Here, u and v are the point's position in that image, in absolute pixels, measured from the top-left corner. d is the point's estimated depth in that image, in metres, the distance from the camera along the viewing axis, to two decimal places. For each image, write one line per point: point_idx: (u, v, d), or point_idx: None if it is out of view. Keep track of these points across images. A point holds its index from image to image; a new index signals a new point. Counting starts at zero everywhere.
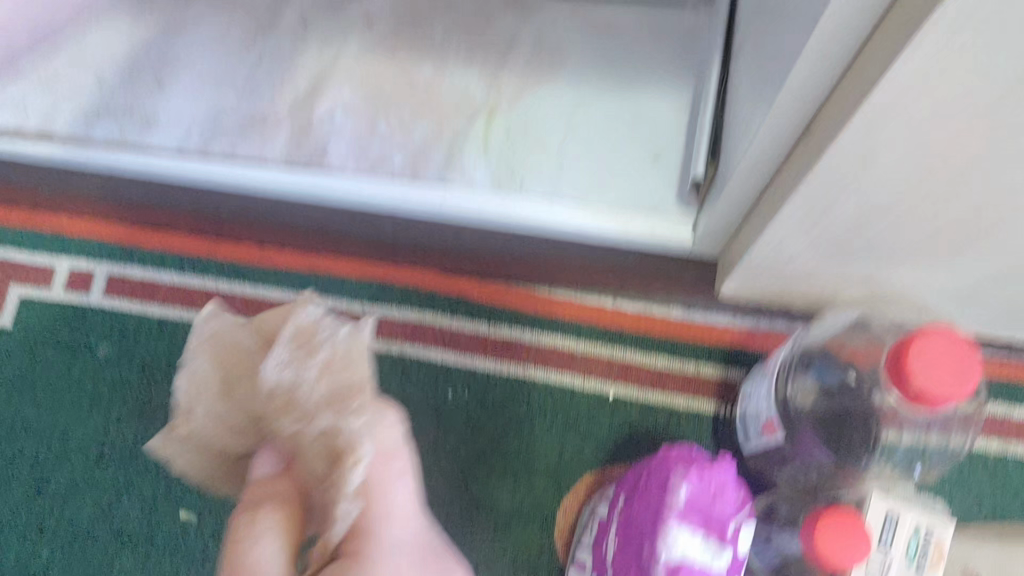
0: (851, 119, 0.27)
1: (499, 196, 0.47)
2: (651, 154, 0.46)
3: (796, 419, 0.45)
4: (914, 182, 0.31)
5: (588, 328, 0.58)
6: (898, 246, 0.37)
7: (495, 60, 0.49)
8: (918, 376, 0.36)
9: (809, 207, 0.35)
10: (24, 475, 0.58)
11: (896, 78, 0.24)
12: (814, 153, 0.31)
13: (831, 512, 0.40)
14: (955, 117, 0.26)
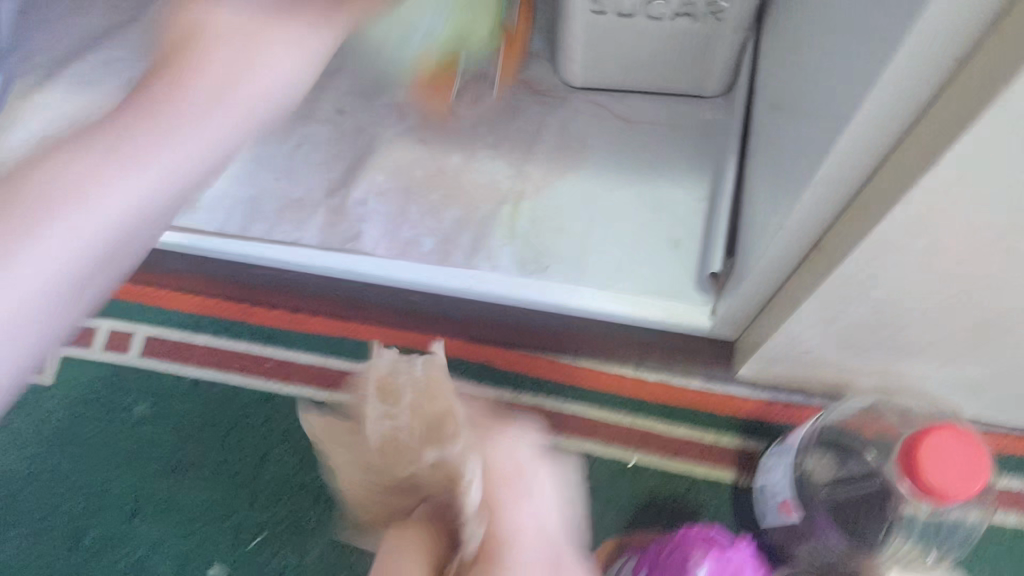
0: (876, 226, 0.28)
1: (526, 281, 0.47)
2: (671, 242, 0.48)
3: (811, 504, 0.46)
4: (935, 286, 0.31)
5: (608, 396, 0.59)
6: (914, 343, 0.38)
7: (520, 150, 0.51)
8: (931, 472, 0.35)
9: (829, 305, 0.36)
10: (63, 526, 0.60)
11: (921, 192, 0.25)
12: (837, 257, 0.32)
13: None
14: (979, 230, 0.26)
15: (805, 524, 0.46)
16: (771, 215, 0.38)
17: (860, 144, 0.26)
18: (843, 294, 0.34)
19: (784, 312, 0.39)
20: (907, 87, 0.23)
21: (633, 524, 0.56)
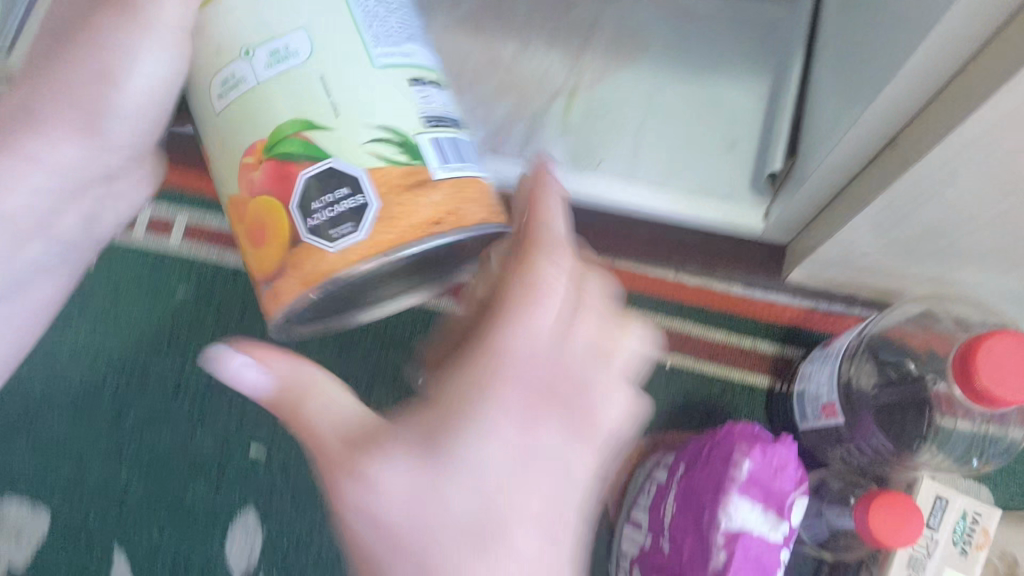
0: (957, 127, 0.27)
1: (577, 173, 0.47)
2: (725, 141, 0.46)
3: (857, 403, 0.46)
4: (1007, 195, 0.30)
5: (650, 298, 0.60)
6: (976, 254, 0.37)
7: (576, 36, 0.48)
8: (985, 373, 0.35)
9: (892, 210, 0.35)
10: (106, 402, 0.62)
11: (1012, 92, 0.24)
12: (908, 160, 0.31)
13: (886, 496, 0.41)
14: None
15: (846, 426, 0.46)
16: (839, 115, 0.36)
17: (956, 34, 0.25)
18: (908, 198, 0.33)
19: (839, 216, 0.39)
20: None
21: (660, 428, 0.58)
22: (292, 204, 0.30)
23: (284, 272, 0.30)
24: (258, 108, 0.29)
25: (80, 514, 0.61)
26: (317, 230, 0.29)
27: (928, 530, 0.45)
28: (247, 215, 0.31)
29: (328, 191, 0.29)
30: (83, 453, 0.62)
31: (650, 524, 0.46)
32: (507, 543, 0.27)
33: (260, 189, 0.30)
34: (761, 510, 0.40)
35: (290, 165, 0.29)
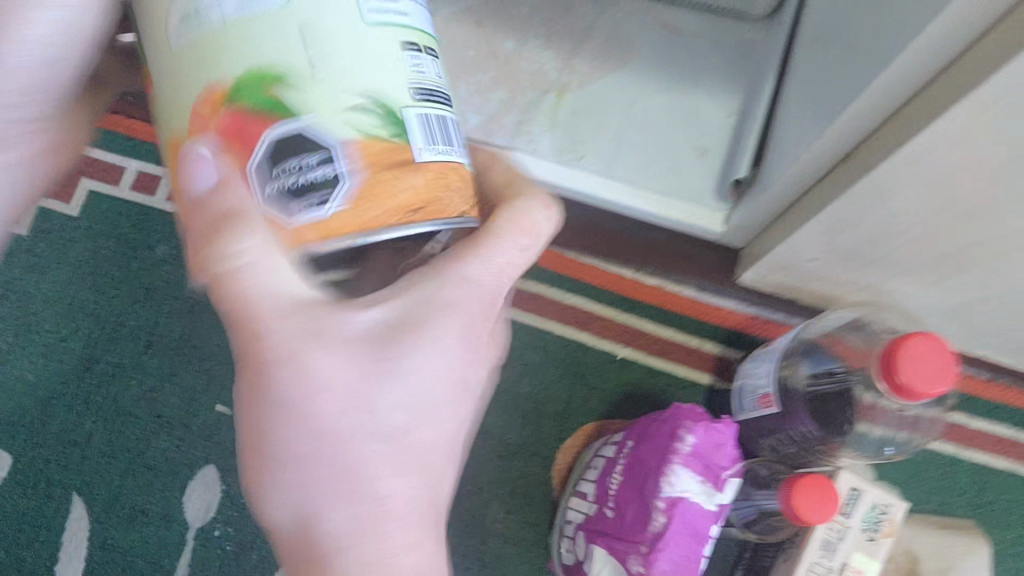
0: (900, 148, 0.32)
1: (559, 166, 0.51)
2: (696, 151, 0.51)
3: (790, 395, 0.49)
4: (934, 213, 0.36)
5: (609, 294, 0.65)
6: (904, 266, 0.43)
7: (571, 41, 0.53)
8: (920, 362, 0.40)
9: (837, 220, 0.40)
10: (76, 351, 0.63)
11: (947, 121, 0.29)
12: (855, 175, 0.36)
13: (810, 477, 0.46)
14: (983, 160, 0.31)
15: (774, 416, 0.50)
16: (800, 133, 0.42)
17: (905, 71, 0.30)
18: (853, 206, 0.38)
19: (791, 223, 0.44)
20: (957, 30, 0.27)
21: (610, 414, 0.63)
22: (259, 160, 0.26)
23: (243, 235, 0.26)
24: (216, 44, 0.25)
25: (41, 458, 0.62)
26: (286, 194, 0.26)
27: (844, 515, 0.51)
28: (193, 161, 0.26)
29: (298, 154, 0.25)
30: (47, 399, 0.63)
31: (597, 498, 0.50)
32: (416, 440, 0.30)
33: (212, 133, 0.26)
34: (701, 481, 0.44)
35: (240, 110, 0.25)
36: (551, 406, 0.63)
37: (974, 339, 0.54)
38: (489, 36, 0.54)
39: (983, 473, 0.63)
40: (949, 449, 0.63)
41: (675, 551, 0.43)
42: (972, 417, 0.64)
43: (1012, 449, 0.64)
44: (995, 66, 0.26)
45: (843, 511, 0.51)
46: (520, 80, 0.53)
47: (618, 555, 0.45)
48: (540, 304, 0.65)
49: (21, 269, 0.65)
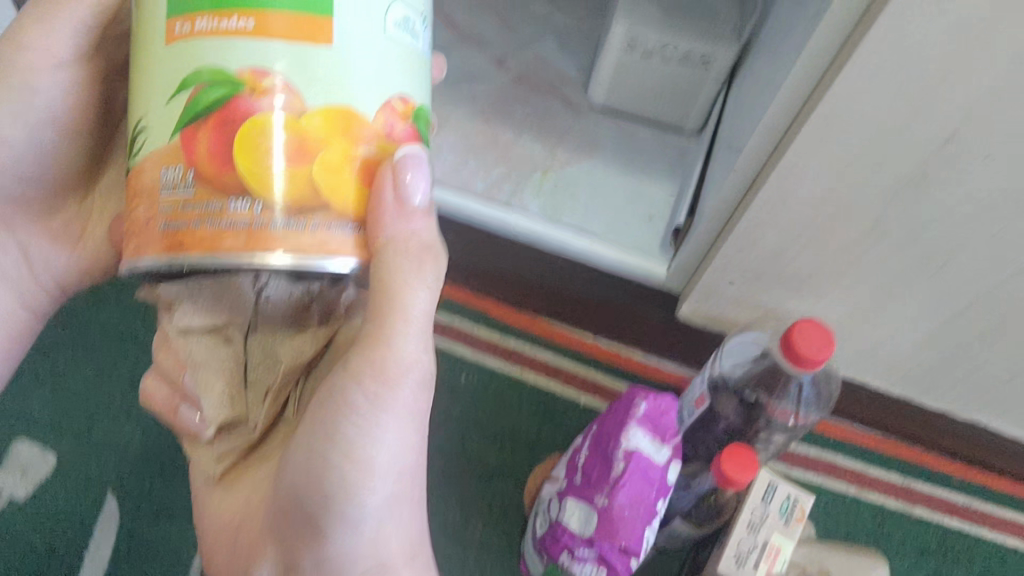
0: (782, 160, 0.50)
1: (543, 220, 0.68)
2: (646, 218, 0.69)
3: (725, 415, 0.64)
4: (811, 218, 0.53)
5: (574, 352, 0.77)
6: (797, 280, 0.60)
7: (555, 138, 0.72)
8: (807, 349, 0.54)
9: (747, 235, 0.57)
10: (123, 371, 0.74)
11: (807, 132, 0.47)
12: (756, 193, 0.54)
13: (735, 454, 0.58)
14: (834, 164, 0.48)
15: (709, 409, 0.65)
16: (720, 182, 0.60)
17: (780, 108, 0.48)
18: (758, 219, 0.56)
19: (715, 250, 0.61)
20: (805, 68, 0.45)
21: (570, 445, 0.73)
22: (395, 172, 0.34)
23: (349, 225, 0.32)
24: (394, 63, 0.32)
25: (80, 459, 0.70)
26: (400, 212, 0.35)
27: (761, 504, 0.62)
28: (323, 140, 0.31)
29: (416, 177, 0.35)
30: (91, 410, 0.72)
31: (565, 474, 0.62)
32: (411, 484, 0.43)
33: (372, 133, 0.32)
34: (650, 438, 0.57)
35: (400, 121, 0.33)
36: (524, 436, 0.74)
37: (859, 369, 0.70)
38: (494, 129, 0.72)
39: (880, 511, 0.75)
40: (850, 490, 0.75)
41: (633, 487, 0.55)
42: (873, 466, 0.76)
43: (901, 492, 0.76)
44: (827, 87, 0.44)
45: (760, 502, 0.63)
46: (516, 159, 0.71)
47: (587, 498, 0.57)
48: (517, 358, 0.77)
49: (83, 303, 0.76)
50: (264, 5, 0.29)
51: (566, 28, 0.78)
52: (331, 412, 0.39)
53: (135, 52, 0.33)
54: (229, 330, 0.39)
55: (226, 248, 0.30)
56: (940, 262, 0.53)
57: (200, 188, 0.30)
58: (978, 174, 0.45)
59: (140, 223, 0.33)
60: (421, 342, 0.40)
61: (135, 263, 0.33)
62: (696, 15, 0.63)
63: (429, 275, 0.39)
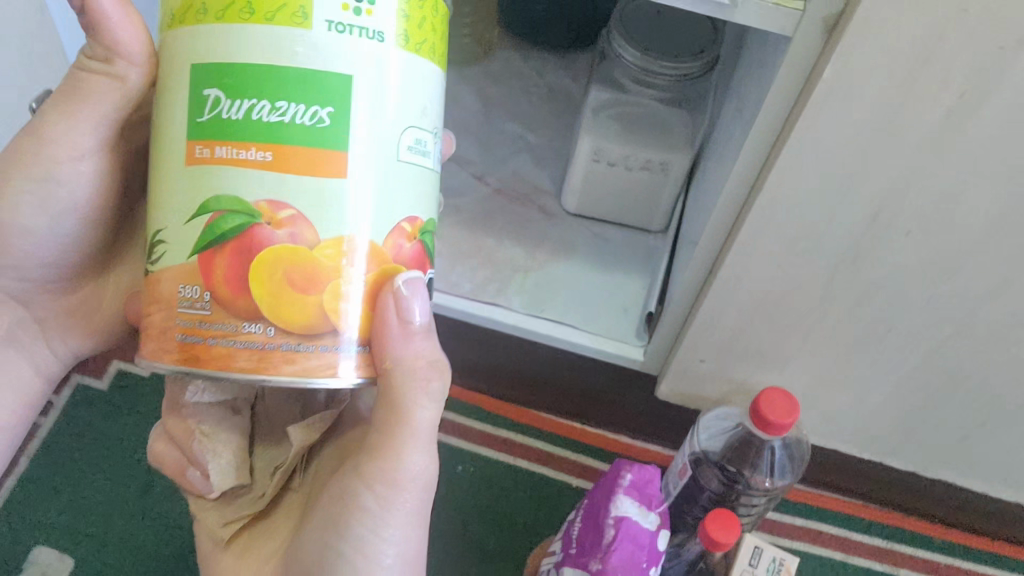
0: (738, 241, 0.58)
1: (528, 315, 0.75)
2: (622, 308, 0.76)
3: (707, 488, 0.69)
4: (768, 290, 0.61)
5: (564, 438, 0.83)
6: (762, 348, 0.67)
7: (535, 241, 0.80)
8: (773, 416, 0.60)
9: (714, 310, 0.65)
10: (138, 477, 0.77)
11: (756, 215, 0.55)
12: (719, 272, 0.61)
13: (720, 519, 0.63)
14: (782, 241, 0.57)
15: (693, 481, 0.70)
16: (686, 268, 0.67)
17: (732, 196, 0.57)
18: (723, 295, 0.63)
19: (688, 327, 0.68)
20: (749, 162, 0.53)
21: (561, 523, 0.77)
22: (398, 294, 0.34)
23: (358, 347, 0.34)
24: (404, 188, 0.33)
25: (98, 561, 0.73)
26: (404, 337, 0.36)
27: (749, 568, 0.65)
28: (334, 268, 0.32)
29: (422, 301, 0.36)
30: (106, 516, 0.75)
31: (561, 546, 0.66)
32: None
33: (381, 258, 0.33)
34: (637, 504, 0.62)
35: (410, 241, 0.34)
36: (519, 520, 0.78)
37: (826, 434, 0.76)
38: (479, 234, 0.80)
39: (867, 574, 0.79)
40: (837, 555, 0.79)
41: (625, 551, 0.60)
42: (851, 530, 0.80)
43: (886, 555, 0.80)
44: (769, 176, 0.52)
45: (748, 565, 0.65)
46: (501, 261, 0.78)
47: (582, 565, 0.61)
48: (511, 446, 0.82)
49: (97, 415, 0.80)
50: (280, 138, 0.31)
51: (538, 144, 0.86)
52: (347, 516, 0.42)
53: (150, 166, 0.34)
54: (238, 404, 0.46)
55: (240, 368, 0.31)
56: (883, 326, 0.61)
57: (217, 307, 0.32)
58: (901, 247, 0.54)
59: (155, 328, 0.33)
60: (427, 452, 0.42)
61: (150, 367, 0.34)
62: (653, 127, 0.72)
63: (436, 390, 0.41)
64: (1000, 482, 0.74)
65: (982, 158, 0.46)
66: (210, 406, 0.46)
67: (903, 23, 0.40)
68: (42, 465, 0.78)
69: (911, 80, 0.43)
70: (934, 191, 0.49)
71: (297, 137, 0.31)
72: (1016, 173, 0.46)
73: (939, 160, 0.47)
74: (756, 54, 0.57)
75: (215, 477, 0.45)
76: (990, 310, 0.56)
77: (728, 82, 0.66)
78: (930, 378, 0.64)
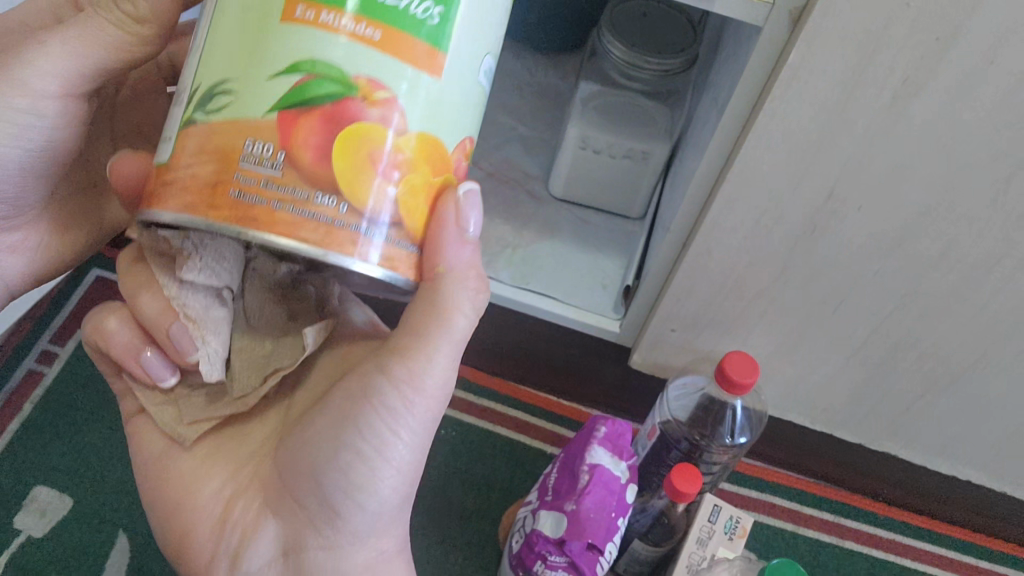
0: (708, 217, 0.64)
1: (514, 287, 0.81)
2: (602, 285, 0.82)
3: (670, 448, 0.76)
4: (734, 265, 0.68)
5: (540, 409, 0.88)
6: (727, 319, 0.73)
7: (522, 222, 0.86)
8: (737, 378, 0.66)
9: (686, 281, 0.71)
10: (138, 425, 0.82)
11: (725, 193, 0.62)
12: (691, 245, 0.68)
13: (685, 471, 0.69)
14: (748, 218, 0.63)
15: (660, 438, 0.76)
16: (660, 245, 0.74)
17: (704, 176, 0.63)
18: (694, 267, 0.69)
19: (663, 297, 0.75)
20: (720, 144, 0.60)
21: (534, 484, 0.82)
22: (458, 205, 0.38)
23: (411, 245, 0.36)
24: (473, 104, 0.36)
25: (94, 502, 0.77)
26: (457, 242, 0.39)
27: (708, 522, 0.71)
28: (416, 165, 0.34)
29: (471, 215, 0.39)
30: (107, 460, 0.79)
31: (538, 491, 0.72)
32: (410, 480, 0.47)
33: (447, 165, 0.36)
34: (610, 454, 0.68)
35: (465, 158, 0.38)
36: (498, 482, 0.83)
37: (784, 404, 0.83)
38: None
39: (814, 543, 0.85)
40: (787, 526, 0.85)
41: (597, 495, 0.66)
42: (803, 505, 0.87)
43: (832, 527, 0.86)
44: (738, 157, 0.59)
45: (708, 521, 0.72)
46: (490, 238, 0.84)
47: (557, 506, 0.67)
48: (490, 414, 0.87)
49: (102, 368, 0.85)
50: (393, 20, 0.32)
51: (529, 135, 0.93)
52: (369, 413, 0.44)
53: (215, 19, 0.34)
54: (225, 292, 0.45)
55: (303, 238, 0.32)
56: (836, 300, 0.68)
57: (287, 171, 0.32)
58: (854, 222, 0.60)
59: (195, 181, 0.33)
60: (452, 360, 0.44)
61: (185, 224, 0.33)
62: (635, 119, 0.79)
63: (474, 303, 0.43)
64: (940, 455, 0.81)
65: (922, 139, 0.53)
66: (199, 288, 0.44)
67: (854, 15, 0.47)
68: (45, 412, 0.82)
69: (862, 65, 0.50)
70: (882, 169, 0.56)
71: (409, 24, 0.32)
72: (950, 154, 0.53)
73: (886, 141, 0.54)
74: (731, 51, 0.64)
75: (205, 366, 0.43)
76: (931, 284, 0.63)
77: (707, 79, 0.72)
78: (878, 350, 0.71)
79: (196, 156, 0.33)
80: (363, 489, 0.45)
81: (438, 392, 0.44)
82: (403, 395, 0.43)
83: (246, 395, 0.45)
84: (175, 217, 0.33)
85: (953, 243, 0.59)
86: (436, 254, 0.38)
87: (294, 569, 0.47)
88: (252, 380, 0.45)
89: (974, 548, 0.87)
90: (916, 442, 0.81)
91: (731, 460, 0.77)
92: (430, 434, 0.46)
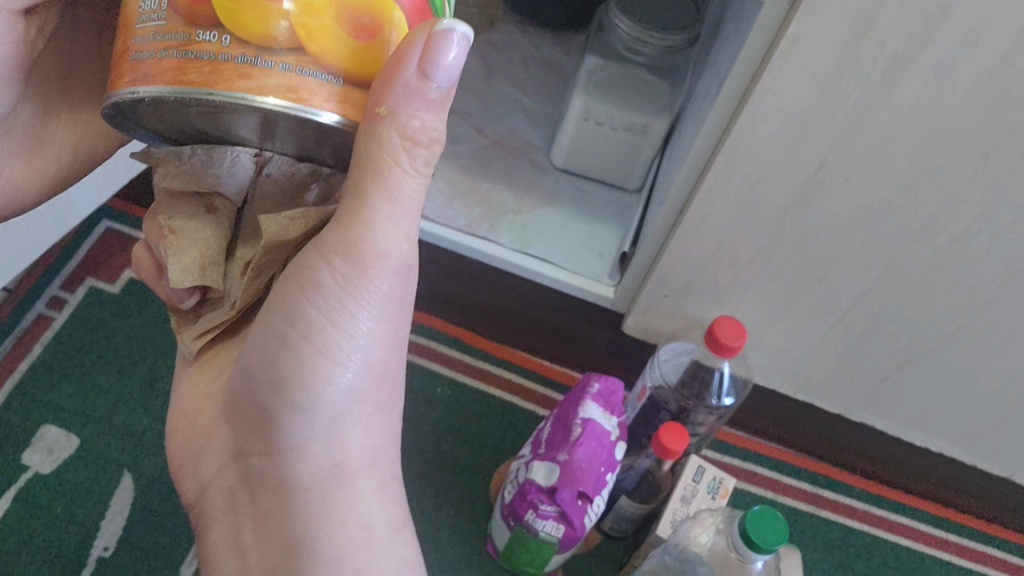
0: (703, 184, 0.67)
1: (515, 251, 0.83)
2: (599, 254, 0.85)
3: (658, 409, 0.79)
4: (726, 232, 0.71)
5: (532, 372, 0.91)
6: (717, 286, 0.77)
7: (522, 191, 0.89)
8: (726, 340, 0.69)
9: (680, 247, 0.74)
10: (144, 372, 0.84)
11: (721, 162, 0.65)
12: (686, 213, 0.71)
13: (672, 429, 0.71)
14: (741, 187, 0.66)
15: (650, 400, 0.79)
16: (657, 214, 0.76)
17: (701, 148, 0.66)
18: (688, 234, 0.73)
19: (657, 265, 0.78)
20: (717, 117, 0.63)
21: (526, 443, 0.85)
22: (427, 45, 0.38)
23: (329, 75, 0.37)
24: None
25: (101, 443, 0.79)
26: (411, 89, 0.40)
27: (693, 481, 0.75)
28: None
29: (449, 58, 0.39)
30: (116, 402, 0.82)
31: (531, 446, 0.75)
32: (356, 375, 0.48)
33: None
34: (602, 409, 0.71)
35: None
36: (491, 440, 0.86)
37: (768, 372, 0.86)
38: (473, 179, 0.88)
39: (792, 512, 0.88)
40: (766, 493, 0.89)
41: (588, 446, 0.69)
42: (782, 473, 0.90)
43: (810, 496, 0.90)
44: (735, 129, 0.62)
45: (692, 479, 0.75)
46: (491, 204, 0.87)
47: (550, 456, 0.70)
48: (484, 375, 0.90)
49: (110, 315, 0.87)
50: None
51: (532, 107, 0.95)
52: (303, 297, 0.46)
53: None
54: (217, 203, 0.50)
55: (190, 81, 0.36)
56: (822, 269, 0.71)
57: (170, 16, 0.37)
58: (842, 193, 0.63)
59: (118, 55, 0.39)
60: (392, 235, 0.45)
61: (106, 101, 0.40)
62: (635, 93, 0.82)
63: (421, 162, 0.44)
64: (916, 427, 0.85)
65: (908, 113, 0.55)
66: (191, 196, 0.50)
67: None
68: (53, 355, 0.84)
69: (854, 43, 0.52)
70: (870, 143, 0.59)
71: None
72: (934, 127, 0.56)
73: (874, 115, 0.57)
74: (733, 27, 0.67)
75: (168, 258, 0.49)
76: (912, 255, 0.66)
77: (706, 56, 0.75)
78: (861, 320, 0.74)
79: (121, 34, 0.39)
80: (297, 380, 0.47)
81: (373, 267, 0.46)
82: (337, 274, 0.45)
83: (235, 300, 0.50)
84: (104, 96, 0.40)
85: (934, 216, 0.62)
86: (384, 90, 0.39)
87: (247, 471, 0.51)
88: (238, 282, 0.50)
89: (946, 523, 0.90)
90: (893, 413, 0.84)
91: (717, 420, 0.80)
92: (374, 321, 0.48)
